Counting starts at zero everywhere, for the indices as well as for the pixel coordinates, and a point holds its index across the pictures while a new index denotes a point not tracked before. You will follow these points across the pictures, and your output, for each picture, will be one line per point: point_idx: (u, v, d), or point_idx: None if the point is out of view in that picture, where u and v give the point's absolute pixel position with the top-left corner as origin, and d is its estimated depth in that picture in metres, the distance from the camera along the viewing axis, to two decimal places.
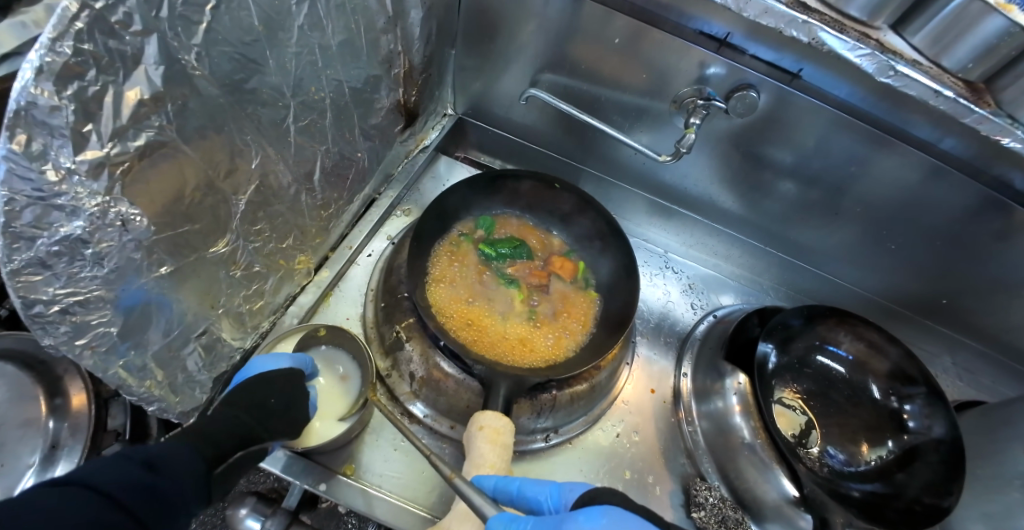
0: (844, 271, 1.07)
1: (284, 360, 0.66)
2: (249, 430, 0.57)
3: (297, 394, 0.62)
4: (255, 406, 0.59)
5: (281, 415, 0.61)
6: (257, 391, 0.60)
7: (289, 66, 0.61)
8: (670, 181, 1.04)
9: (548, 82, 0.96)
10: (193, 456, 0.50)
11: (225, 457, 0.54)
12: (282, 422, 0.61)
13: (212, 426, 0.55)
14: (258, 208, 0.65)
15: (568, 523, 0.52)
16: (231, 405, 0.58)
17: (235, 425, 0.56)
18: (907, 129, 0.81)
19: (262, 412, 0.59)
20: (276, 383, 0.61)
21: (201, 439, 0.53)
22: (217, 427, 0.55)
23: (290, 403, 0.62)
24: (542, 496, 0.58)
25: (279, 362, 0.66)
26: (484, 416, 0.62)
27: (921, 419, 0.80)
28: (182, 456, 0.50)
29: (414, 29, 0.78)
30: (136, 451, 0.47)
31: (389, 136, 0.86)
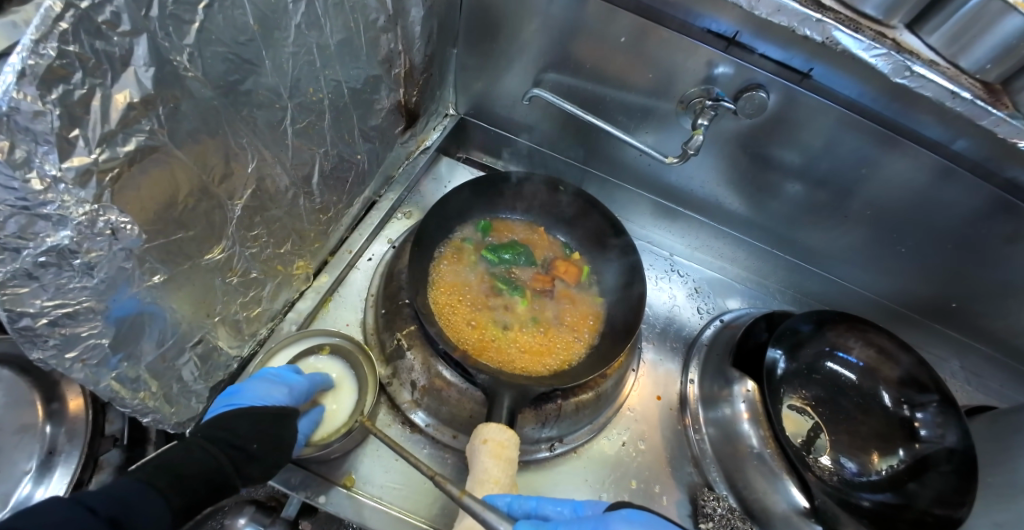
0: (851, 274, 1.05)
1: (278, 393, 0.61)
2: (221, 476, 0.52)
3: (285, 437, 0.59)
4: (231, 449, 0.55)
5: (261, 460, 0.56)
6: (239, 433, 0.56)
7: (285, 66, 0.59)
8: (676, 182, 1.02)
9: (552, 81, 0.94)
10: (156, 506, 0.46)
11: (190, 509, 0.49)
12: (261, 468, 0.56)
13: (185, 463, 0.51)
14: (255, 213, 0.63)
15: (611, 521, 0.54)
16: (211, 443, 0.54)
17: (207, 471, 0.51)
18: (919, 130, 0.79)
19: (240, 457, 0.55)
20: (265, 424, 0.57)
21: (170, 482, 0.48)
22: (188, 468, 0.50)
23: (273, 449, 0.57)
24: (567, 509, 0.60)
25: (272, 395, 0.61)
26: (488, 429, 0.59)
27: (933, 428, 0.79)
28: (148, 504, 0.46)
29: (415, 28, 0.76)
30: (93, 496, 0.43)
31: (390, 137, 0.84)
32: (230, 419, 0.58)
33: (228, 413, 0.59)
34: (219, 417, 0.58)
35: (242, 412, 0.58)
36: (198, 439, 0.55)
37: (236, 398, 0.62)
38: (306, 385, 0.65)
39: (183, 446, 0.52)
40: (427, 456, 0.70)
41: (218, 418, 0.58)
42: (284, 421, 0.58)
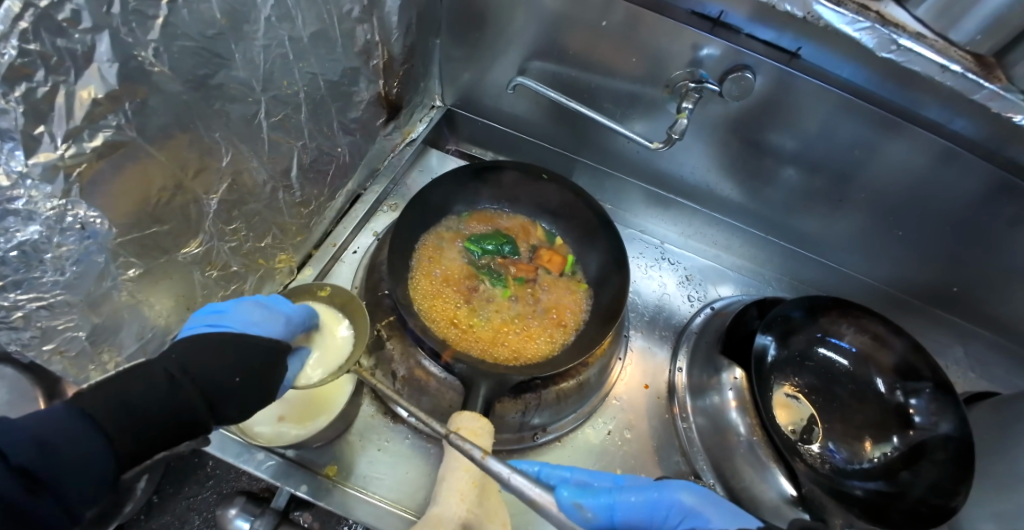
0: (848, 261, 1.03)
1: (276, 323, 0.60)
2: (191, 418, 0.49)
3: (269, 376, 0.56)
4: (208, 383, 0.51)
5: (239, 399, 0.53)
6: (221, 367, 0.53)
7: (256, 60, 0.60)
8: (667, 168, 1.01)
9: (537, 69, 0.93)
10: (100, 452, 0.42)
11: (144, 454, 0.46)
12: (239, 408, 0.53)
13: (147, 399, 0.46)
14: (233, 207, 0.63)
15: (672, 490, 0.58)
16: (184, 374, 0.50)
17: (176, 409, 0.48)
18: (918, 112, 0.77)
19: (217, 394, 0.51)
20: (254, 362, 0.55)
21: (124, 421, 0.44)
22: (154, 405, 0.46)
23: (256, 389, 0.54)
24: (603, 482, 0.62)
25: (268, 323, 0.59)
26: (460, 417, 0.58)
27: (928, 415, 0.77)
28: (86, 449, 0.42)
29: (392, 18, 0.76)
30: (14, 435, 0.39)
31: (371, 129, 0.84)
32: (221, 342, 0.54)
33: (217, 336, 0.55)
34: (205, 337, 0.55)
35: (231, 340, 0.55)
36: (170, 364, 0.50)
37: (219, 319, 0.58)
38: (300, 316, 0.63)
39: (155, 374, 0.48)
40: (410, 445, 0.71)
41: (199, 342, 0.54)
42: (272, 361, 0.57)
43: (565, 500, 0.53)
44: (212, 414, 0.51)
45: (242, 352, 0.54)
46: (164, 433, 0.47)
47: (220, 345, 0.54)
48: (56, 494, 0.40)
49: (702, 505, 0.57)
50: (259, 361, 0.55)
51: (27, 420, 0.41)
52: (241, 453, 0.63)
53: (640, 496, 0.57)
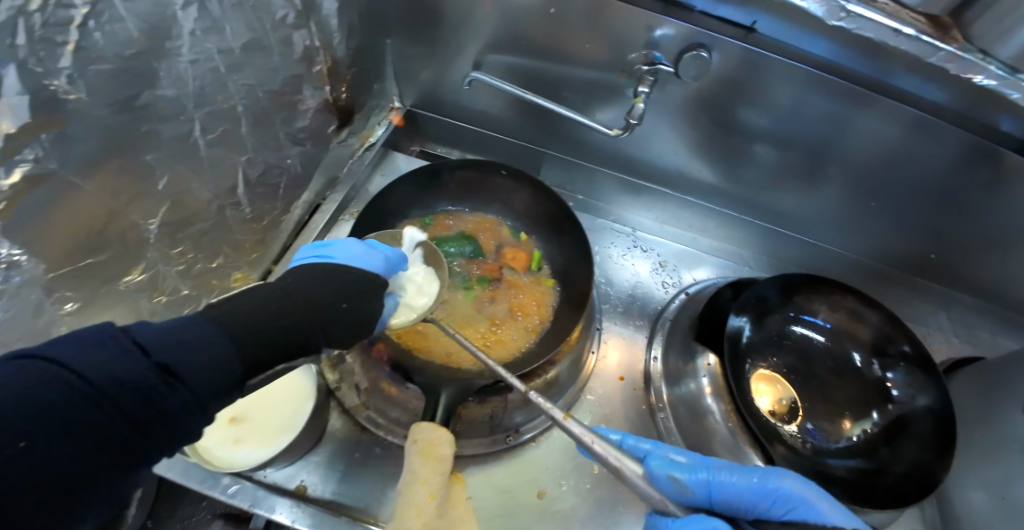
0: (825, 235, 1.01)
1: (376, 260, 0.62)
2: (306, 336, 0.49)
3: (369, 306, 0.57)
4: (321, 306, 0.52)
5: (347, 323, 0.54)
6: (329, 293, 0.54)
7: (185, 76, 0.58)
8: (634, 154, 0.99)
9: (493, 62, 0.91)
10: (229, 355, 0.42)
11: (263, 366, 0.46)
12: (348, 332, 0.54)
13: (263, 315, 0.47)
14: (176, 229, 0.62)
15: (785, 476, 0.59)
16: (296, 295, 0.52)
17: (290, 326, 0.48)
18: (886, 80, 0.76)
19: (327, 316, 0.52)
20: (356, 289, 0.56)
21: (246, 331, 0.45)
22: (273, 320, 0.47)
23: (358, 317, 0.55)
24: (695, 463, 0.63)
25: (369, 260, 0.61)
26: (418, 428, 0.54)
27: (905, 389, 0.77)
28: (214, 351, 0.41)
29: (331, 21, 0.74)
30: (146, 332, 0.39)
31: (323, 137, 0.82)
32: (332, 269, 0.57)
33: (327, 265, 0.58)
34: (316, 266, 0.58)
35: (334, 270, 0.57)
36: (283, 287, 0.52)
37: (323, 257, 0.61)
38: (394, 257, 0.65)
39: (269, 291, 0.50)
40: (381, 459, 0.69)
41: (310, 272, 0.56)
42: (372, 290, 0.58)
43: (655, 471, 0.58)
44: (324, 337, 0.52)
45: (348, 279, 0.57)
46: (279, 351, 0.47)
47: (325, 276, 0.56)
48: (183, 390, 0.39)
49: (811, 495, 0.58)
50: (361, 289, 0.57)
51: (161, 325, 0.41)
52: (204, 479, 0.62)
53: (743, 480, 0.59)
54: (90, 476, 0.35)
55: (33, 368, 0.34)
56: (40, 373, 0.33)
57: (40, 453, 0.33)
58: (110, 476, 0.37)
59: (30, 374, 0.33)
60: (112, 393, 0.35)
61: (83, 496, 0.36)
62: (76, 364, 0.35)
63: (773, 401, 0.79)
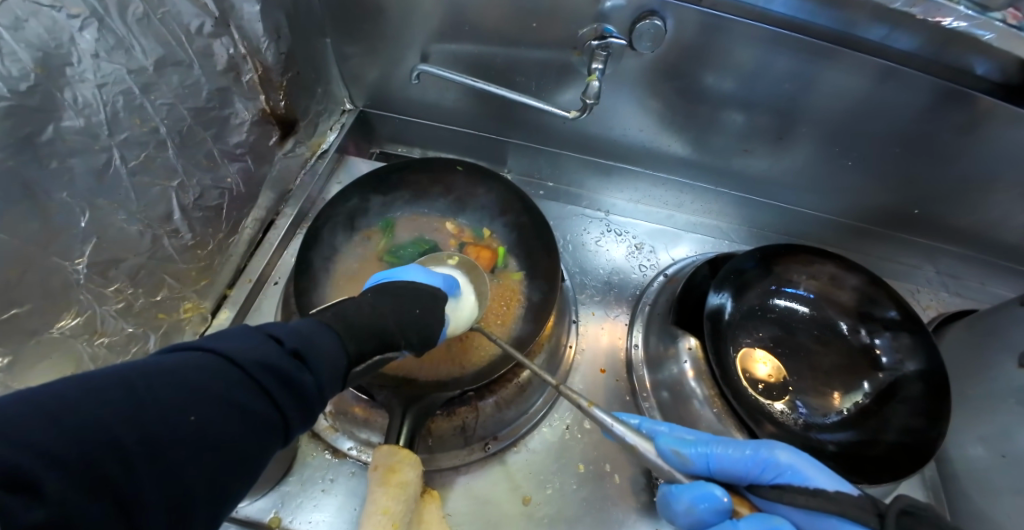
0: (802, 199, 0.97)
1: (436, 276, 0.65)
2: (390, 335, 0.51)
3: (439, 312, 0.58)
4: (399, 308, 0.54)
5: (420, 325, 0.55)
6: (404, 299, 0.56)
7: (90, 103, 0.54)
8: (598, 133, 0.95)
9: (439, 52, 0.86)
10: (337, 346, 0.45)
11: (364, 358, 0.47)
12: (425, 336, 0.55)
13: (359, 315, 0.49)
14: (108, 267, 0.58)
15: (777, 449, 0.56)
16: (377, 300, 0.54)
17: (376, 325, 0.50)
18: (854, 32, 0.73)
19: (403, 316, 0.54)
20: (423, 295, 0.58)
21: (345, 326, 0.47)
22: (364, 319, 0.49)
23: (431, 319, 0.57)
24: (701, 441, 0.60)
25: (431, 276, 0.64)
26: (376, 453, 0.52)
27: (894, 354, 0.74)
28: (326, 342, 0.44)
29: (255, 26, 0.70)
30: (277, 327, 0.43)
31: (265, 150, 0.78)
32: (406, 290, 0.58)
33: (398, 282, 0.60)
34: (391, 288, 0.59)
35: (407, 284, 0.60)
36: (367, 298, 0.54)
37: (391, 277, 0.63)
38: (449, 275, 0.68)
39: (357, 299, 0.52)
40: (357, 482, 0.66)
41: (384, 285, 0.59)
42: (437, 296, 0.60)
43: (663, 447, 0.57)
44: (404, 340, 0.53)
45: (417, 292, 0.58)
46: (376, 342, 0.50)
47: (401, 288, 0.59)
48: (311, 373, 0.42)
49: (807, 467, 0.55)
50: (429, 296, 0.59)
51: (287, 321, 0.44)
52: None
53: (739, 450, 0.57)
54: (241, 456, 0.37)
55: (191, 350, 0.38)
56: (200, 357, 0.37)
57: (206, 425, 0.35)
58: (250, 468, 0.38)
59: (190, 360, 0.36)
60: (248, 374, 0.38)
61: (239, 476, 0.37)
62: (218, 349, 0.38)
63: (774, 366, 0.77)
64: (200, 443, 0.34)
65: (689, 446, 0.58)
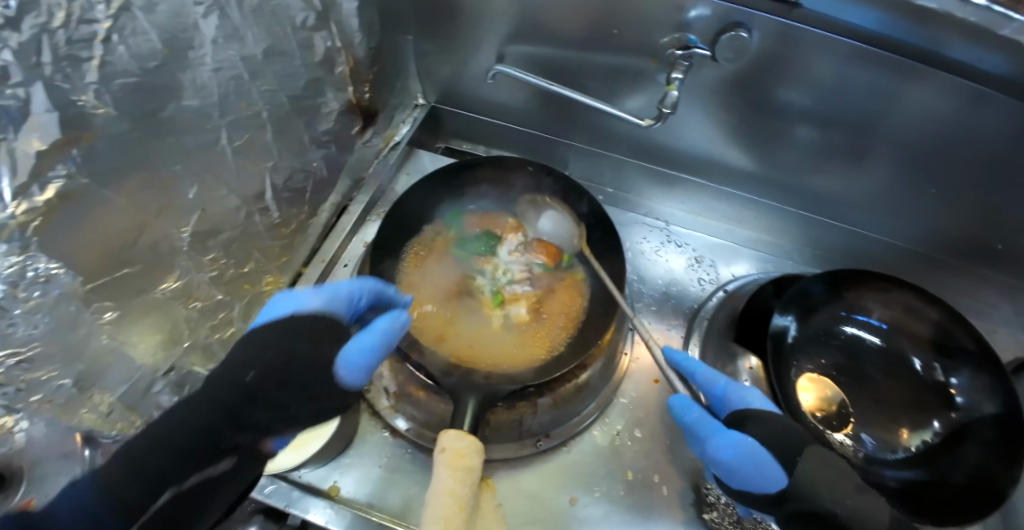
0: (874, 222, 0.94)
1: (316, 300, 0.60)
2: (244, 417, 0.50)
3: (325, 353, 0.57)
4: (239, 384, 0.51)
5: (299, 384, 0.54)
6: (267, 342, 0.54)
7: (209, 86, 0.58)
8: (665, 142, 0.94)
9: (515, 53, 0.88)
10: (271, 384, 0.52)
11: (212, 440, 0.47)
12: (315, 402, 0.54)
13: (174, 432, 0.46)
14: (207, 237, 0.62)
15: (732, 431, 0.60)
16: (240, 369, 0.52)
17: (221, 399, 0.49)
18: (943, 53, 0.69)
19: (274, 385, 0.52)
20: (301, 338, 0.56)
21: (156, 457, 0.44)
22: (173, 432, 0.46)
23: (306, 368, 0.55)
24: (711, 390, 0.69)
25: (308, 301, 0.60)
26: (445, 436, 0.53)
27: (971, 394, 0.71)
28: (241, 386, 0.51)
29: (351, 21, 0.73)
30: (216, 379, 0.51)
31: (347, 139, 0.82)
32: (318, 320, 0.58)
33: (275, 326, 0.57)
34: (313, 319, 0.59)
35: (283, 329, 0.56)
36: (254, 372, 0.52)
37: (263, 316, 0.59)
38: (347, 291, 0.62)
39: (212, 380, 0.51)
40: (411, 462, 0.69)
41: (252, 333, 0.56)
42: (335, 331, 0.59)
43: (670, 402, 0.67)
44: (274, 407, 0.52)
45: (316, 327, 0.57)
46: (192, 445, 0.46)
47: (259, 334, 0.55)
48: (273, 402, 0.52)
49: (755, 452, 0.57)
50: (323, 335, 0.58)
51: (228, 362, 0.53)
52: None
53: (709, 421, 0.63)
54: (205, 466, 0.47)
55: (149, 429, 0.46)
56: (159, 427, 0.46)
57: (208, 465, 0.47)
58: (256, 464, 0.51)
59: (162, 432, 0.46)
60: (210, 417, 0.48)
61: (251, 470, 0.51)
62: (162, 421, 0.47)
63: (837, 395, 0.76)
64: (209, 479, 0.47)
65: (685, 408, 0.66)
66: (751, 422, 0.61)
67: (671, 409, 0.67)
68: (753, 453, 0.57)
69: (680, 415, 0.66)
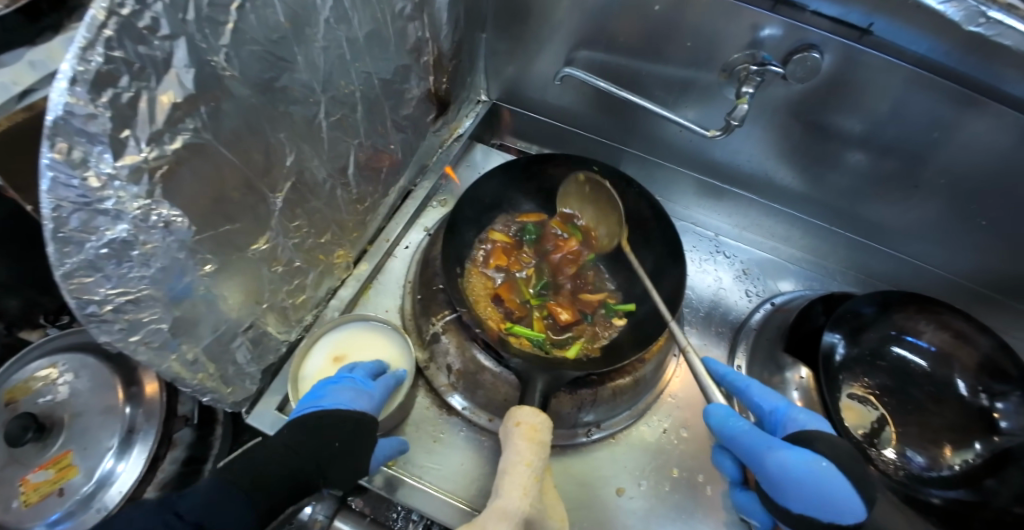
0: (923, 251, 0.96)
1: (363, 401, 0.63)
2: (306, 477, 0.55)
3: (363, 445, 0.60)
4: (321, 450, 0.58)
5: (343, 463, 0.58)
6: (324, 434, 0.58)
7: (317, 62, 0.61)
8: (720, 158, 0.97)
9: (584, 59, 0.91)
10: (242, 510, 0.49)
11: (273, 513, 0.52)
12: (342, 470, 0.58)
13: (274, 466, 0.54)
14: (296, 205, 0.66)
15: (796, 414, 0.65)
16: (300, 446, 0.57)
17: (293, 470, 0.55)
18: (1001, 87, 0.71)
19: (326, 455, 0.58)
20: (347, 431, 0.59)
21: (254, 482, 0.52)
22: (278, 469, 0.54)
23: (349, 452, 0.59)
24: (767, 408, 0.67)
25: (358, 401, 0.62)
26: (520, 411, 0.57)
27: (1016, 419, 0.73)
28: (235, 506, 0.49)
29: (442, 14, 0.77)
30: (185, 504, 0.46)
31: (421, 126, 0.86)
32: (310, 421, 0.60)
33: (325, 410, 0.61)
34: (308, 417, 0.60)
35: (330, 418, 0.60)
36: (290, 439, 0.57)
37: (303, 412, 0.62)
38: (381, 392, 0.66)
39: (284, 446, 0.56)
40: (465, 440, 0.71)
41: (303, 419, 0.60)
42: (362, 431, 0.61)
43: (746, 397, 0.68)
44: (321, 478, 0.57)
45: (341, 427, 0.59)
46: (289, 490, 0.54)
47: (299, 433, 0.58)
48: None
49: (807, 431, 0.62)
50: (348, 435, 0.59)
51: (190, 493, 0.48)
52: None
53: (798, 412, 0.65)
54: (280, 494, 0.53)
55: None
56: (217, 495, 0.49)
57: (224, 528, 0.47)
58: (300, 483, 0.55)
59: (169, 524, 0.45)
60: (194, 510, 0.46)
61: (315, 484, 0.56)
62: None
63: (879, 412, 0.78)
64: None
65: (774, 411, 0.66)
66: (817, 443, 0.58)
67: (710, 418, 0.66)
68: (792, 468, 0.57)
69: (723, 430, 0.64)
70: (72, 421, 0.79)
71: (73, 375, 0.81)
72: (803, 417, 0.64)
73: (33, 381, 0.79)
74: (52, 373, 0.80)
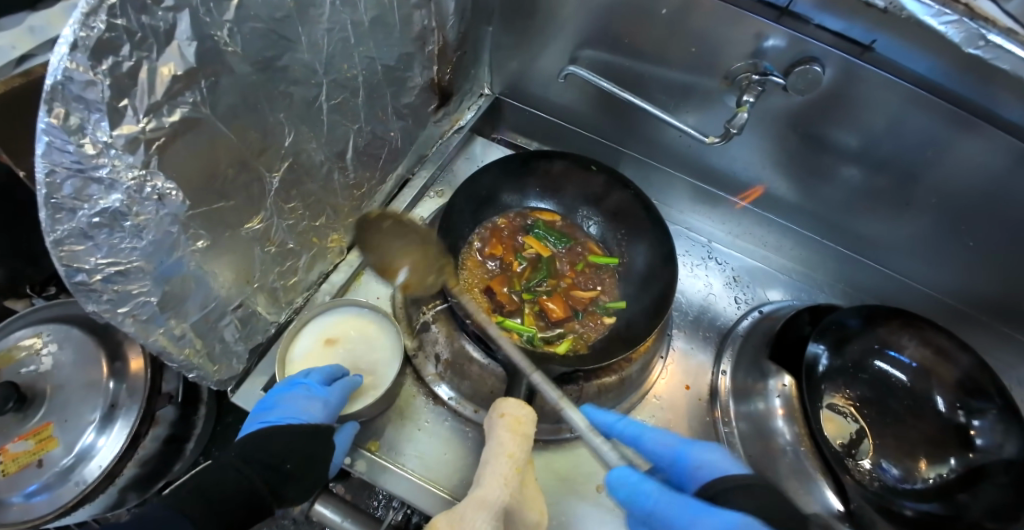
0: (910, 267, 0.97)
1: (315, 409, 0.61)
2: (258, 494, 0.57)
3: (318, 453, 0.62)
4: (270, 468, 0.59)
5: (296, 480, 0.60)
6: (274, 452, 0.60)
7: (320, 43, 0.61)
8: (717, 165, 0.97)
9: (588, 58, 0.91)
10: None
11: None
12: (292, 489, 0.60)
13: (222, 489, 0.56)
14: (291, 186, 0.66)
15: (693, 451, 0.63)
16: (246, 463, 0.59)
17: (243, 490, 0.57)
18: (999, 113, 0.72)
19: (277, 477, 0.59)
20: (301, 443, 0.61)
21: (205, 508, 0.53)
22: (224, 490, 0.56)
23: (305, 469, 0.61)
24: (665, 457, 0.65)
25: (309, 410, 0.61)
26: (505, 403, 0.57)
27: (991, 437, 0.74)
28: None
29: (448, 5, 0.77)
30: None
31: (422, 115, 0.86)
32: (259, 439, 0.61)
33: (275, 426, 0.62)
34: (259, 436, 0.62)
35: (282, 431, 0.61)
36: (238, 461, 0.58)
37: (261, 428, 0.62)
38: (338, 399, 0.64)
39: (227, 466, 0.58)
40: (450, 430, 0.72)
41: (254, 437, 0.61)
42: (319, 438, 0.62)
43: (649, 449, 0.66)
44: (275, 497, 0.59)
45: (291, 440, 0.60)
46: (240, 507, 0.56)
47: (248, 453, 0.60)
48: None
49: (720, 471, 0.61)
50: (304, 440, 0.61)
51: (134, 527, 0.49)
52: None
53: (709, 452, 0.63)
54: (233, 513, 0.55)
55: None
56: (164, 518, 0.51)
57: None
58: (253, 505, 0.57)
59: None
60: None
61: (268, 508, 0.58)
62: None
63: (857, 422, 0.79)
64: None
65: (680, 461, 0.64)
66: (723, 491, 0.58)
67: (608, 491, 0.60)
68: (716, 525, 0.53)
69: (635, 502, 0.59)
70: (54, 393, 0.79)
71: (57, 346, 0.81)
72: (701, 459, 0.62)
73: (18, 350, 0.79)
74: (36, 343, 0.80)
